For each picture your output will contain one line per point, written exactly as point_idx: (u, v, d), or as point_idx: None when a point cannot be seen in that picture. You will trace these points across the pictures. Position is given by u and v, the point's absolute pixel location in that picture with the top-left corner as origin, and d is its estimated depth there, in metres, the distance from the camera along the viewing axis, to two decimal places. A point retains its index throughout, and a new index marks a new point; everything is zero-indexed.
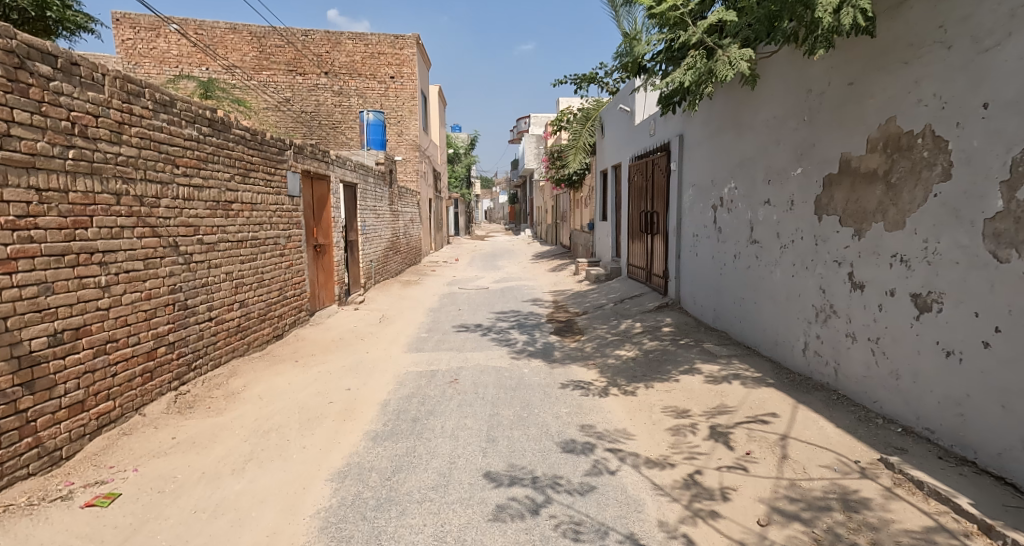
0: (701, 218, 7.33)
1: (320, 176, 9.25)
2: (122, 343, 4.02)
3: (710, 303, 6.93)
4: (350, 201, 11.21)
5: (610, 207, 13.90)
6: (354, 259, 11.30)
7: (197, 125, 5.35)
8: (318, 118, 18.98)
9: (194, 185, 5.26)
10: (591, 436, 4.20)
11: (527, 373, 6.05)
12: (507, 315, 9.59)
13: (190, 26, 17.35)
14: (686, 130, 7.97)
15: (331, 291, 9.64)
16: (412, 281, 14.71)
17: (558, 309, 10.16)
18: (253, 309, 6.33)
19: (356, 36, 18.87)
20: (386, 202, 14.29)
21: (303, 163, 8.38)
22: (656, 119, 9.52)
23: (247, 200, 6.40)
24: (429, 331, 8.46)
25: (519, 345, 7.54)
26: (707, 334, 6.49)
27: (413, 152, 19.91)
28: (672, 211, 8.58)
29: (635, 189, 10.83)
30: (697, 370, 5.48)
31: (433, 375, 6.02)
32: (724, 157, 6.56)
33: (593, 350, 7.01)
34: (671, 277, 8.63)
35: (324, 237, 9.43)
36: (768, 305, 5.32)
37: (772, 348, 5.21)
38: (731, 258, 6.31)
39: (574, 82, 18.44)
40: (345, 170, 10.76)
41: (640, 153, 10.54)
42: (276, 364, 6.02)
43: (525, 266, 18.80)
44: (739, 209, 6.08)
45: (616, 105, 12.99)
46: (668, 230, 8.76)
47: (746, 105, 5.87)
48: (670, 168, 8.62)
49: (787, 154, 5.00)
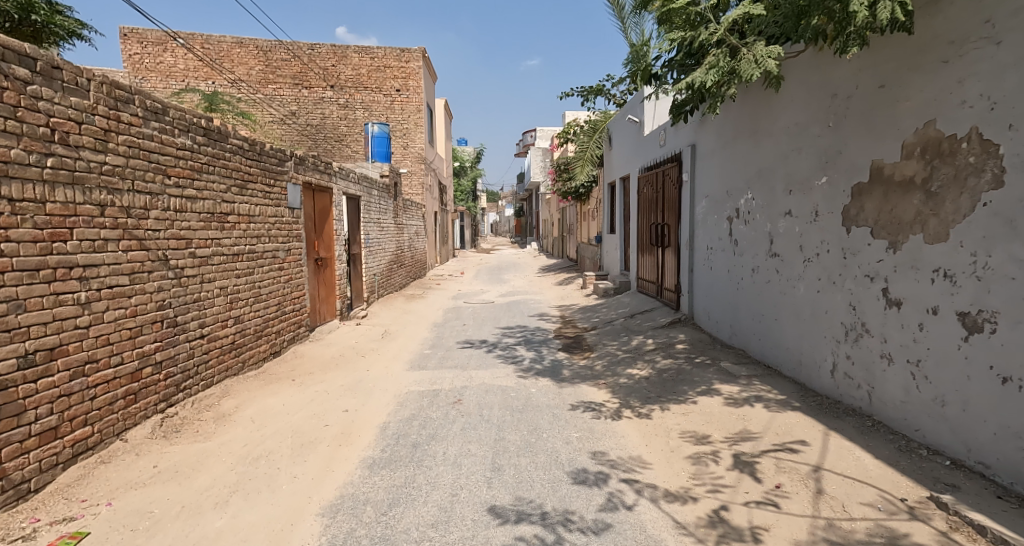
0: (716, 230, 7.04)
1: (322, 188, 9.06)
2: (103, 365, 3.76)
3: (726, 319, 6.63)
4: (353, 214, 11.00)
5: (618, 219, 13.65)
6: (357, 272, 11.05)
7: (191, 134, 5.13)
8: (324, 131, 18.88)
9: (187, 197, 5.03)
10: (604, 466, 3.89)
11: (535, 394, 5.75)
12: (514, 331, 9.30)
13: (196, 40, 17.34)
14: (699, 140, 7.72)
15: (332, 305, 9.38)
16: (416, 295, 14.44)
17: (565, 324, 9.86)
18: (249, 325, 6.08)
19: (362, 49, 18.82)
20: (390, 215, 14.08)
21: (305, 174, 8.19)
22: (666, 129, 9.29)
23: (243, 211, 6.17)
24: (433, 347, 8.17)
25: (526, 362, 7.24)
26: (723, 353, 6.18)
27: (419, 165, 19.75)
28: (684, 223, 8.31)
29: (644, 201, 10.57)
30: (715, 391, 5.16)
31: (435, 396, 5.72)
32: (740, 167, 6.29)
33: (603, 369, 6.69)
34: (683, 291, 8.34)
35: (325, 250, 9.20)
36: (791, 322, 5.01)
37: (796, 368, 4.90)
38: (749, 272, 6.02)
39: (581, 94, 18.30)
40: (348, 183, 10.56)
41: (650, 165, 10.29)
42: (271, 383, 5.75)
43: (532, 279, 18.52)
44: (758, 221, 5.80)
45: (624, 115, 12.78)
46: (680, 243, 8.49)
47: (763, 111, 5.61)
48: (682, 179, 8.36)
49: (810, 162, 4.72)
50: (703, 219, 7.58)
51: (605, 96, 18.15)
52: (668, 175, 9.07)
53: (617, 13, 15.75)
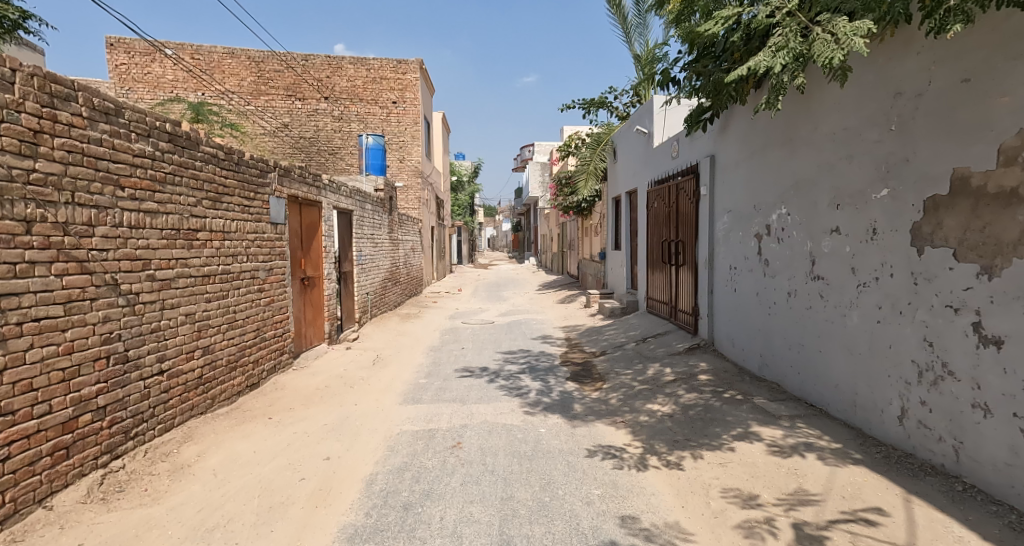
0: (743, 249, 6.42)
1: (309, 203, 8.39)
2: (21, 418, 3.15)
3: (756, 348, 5.98)
4: (344, 230, 10.33)
5: (624, 235, 13.04)
6: (348, 292, 10.37)
7: (152, 139, 4.46)
8: (317, 144, 18.29)
9: (146, 211, 4.36)
10: (637, 538, 3.22)
11: (544, 435, 5.05)
12: (517, 357, 8.59)
13: (186, 50, 16.79)
14: (719, 150, 7.13)
15: (319, 328, 8.67)
16: (412, 314, 13.71)
17: (572, 349, 9.16)
18: (221, 356, 5.39)
19: (358, 60, 18.32)
20: (384, 230, 13.41)
21: (291, 188, 7.54)
22: (680, 139, 8.73)
23: (216, 228, 5.50)
24: (429, 376, 7.46)
25: (531, 395, 6.53)
26: (756, 387, 5.52)
27: (415, 179, 19.16)
28: (702, 241, 7.69)
29: (654, 216, 9.96)
30: (754, 436, 4.49)
31: (432, 438, 5.02)
32: (770, 178, 5.69)
33: (619, 403, 6.00)
34: (701, 315, 7.69)
35: (313, 268, 8.53)
36: (842, 356, 4.36)
37: (851, 410, 4.24)
38: (784, 297, 5.38)
39: (583, 106, 17.79)
40: (340, 197, 9.92)
41: (660, 178, 9.71)
42: (244, 423, 5.06)
43: (532, 297, 17.83)
44: (795, 239, 5.18)
45: (630, 127, 12.23)
46: (697, 261, 7.86)
47: (801, 115, 5.01)
48: (698, 192, 7.76)
49: (865, 172, 4.11)
50: (725, 236, 6.97)
51: (607, 109, 17.64)
52: (682, 189, 8.46)
53: (620, 23, 15.30)
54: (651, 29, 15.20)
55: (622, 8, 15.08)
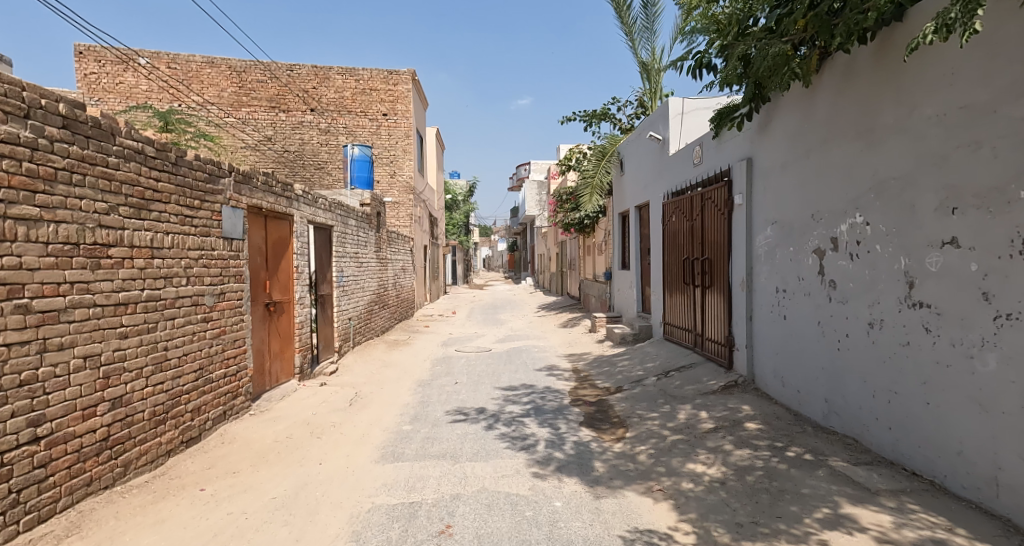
0: (794, 267, 5.31)
1: (278, 216, 7.24)
2: None
3: (819, 390, 4.85)
4: (321, 247, 9.16)
5: (632, 254, 11.94)
6: (325, 318, 9.16)
7: (28, 121, 3.35)
8: (302, 158, 17.17)
9: (19, 217, 3.30)
10: None
11: (561, 513, 3.84)
12: (518, 395, 7.38)
13: (162, 59, 15.74)
14: (759, 152, 6.07)
15: (288, 362, 7.44)
16: (400, 341, 12.47)
17: (582, 385, 7.96)
18: (140, 408, 4.15)
19: (346, 71, 17.38)
20: (370, 249, 12.23)
21: (253, 197, 6.39)
22: (704, 143, 7.67)
23: (142, 242, 4.33)
24: (414, 421, 6.23)
25: (540, 448, 5.31)
26: (829, 445, 4.35)
27: (407, 195, 18.08)
28: (735, 258, 6.59)
29: (672, 233, 8.88)
30: (851, 522, 3.29)
31: (413, 517, 3.81)
32: (833, 181, 4.64)
33: (651, 461, 4.80)
34: (736, 345, 6.56)
35: (281, 293, 7.33)
36: (971, 413, 3.24)
37: (991, 490, 3.12)
38: (862, 327, 4.26)
39: (583, 119, 16.84)
40: (317, 210, 8.78)
41: (681, 188, 8.62)
42: (163, 500, 3.84)
43: (532, 320, 16.62)
44: (877, 255, 4.08)
45: (640, 136, 11.18)
46: (729, 282, 6.75)
47: (883, 98, 3.98)
48: (730, 202, 6.66)
49: (1010, 162, 3.04)
50: (768, 253, 5.87)
51: (609, 121, 16.73)
52: (708, 199, 7.39)
53: (624, 29, 14.46)
54: (657, 35, 14.37)
55: (627, 12, 14.21)
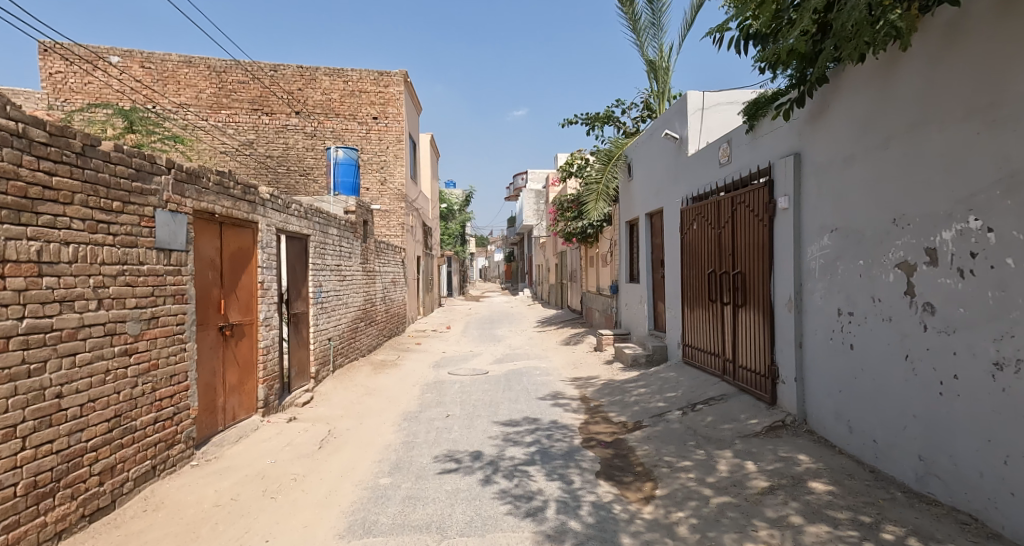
0: (865, 286, 4.27)
1: (236, 224, 6.15)
2: None
3: (908, 444, 3.79)
4: (295, 259, 8.10)
5: (642, 266, 10.92)
6: (299, 340, 8.09)
7: None
8: (287, 164, 16.13)
9: None
10: None
11: None
12: (520, 433, 6.30)
13: (136, 58, 14.87)
14: (809, 145, 5.04)
15: (249, 395, 6.33)
16: (388, 362, 11.37)
17: (594, 419, 6.88)
18: (9, 483, 3.13)
19: (334, 71, 16.40)
20: (355, 260, 11.17)
21: (202, 200, 5.31)
22: (734, 139, 6.64)
23: (18, 255, 3.31)
24: (394, 473, 5.15)
25: (550, 513, 4.23)
26: (937, 524, 3.28)
27: (398, 203, 17.04)
28: (778, 273, 5.54)
29: (695, 243, 7.84)
30: None
31: None
32: (926, 175, 3.62)
33: (695, 537, 3.71)
34: (781, 378, 5.48)
35: (242, 314, 6.24)
36: None
37: None
38: (983, 368, 3.22)
39: (585, 123, 15.87)
40: (290, 218, 7.73)
41: (705, 192, 7.58)
42: None
43: (532, 336, 15.55)
44: (1007, 271, 3.06)
45: (652, 136, 10.17)
46: (770, 301, 5.70)
47: (1014, 61, 3.00)
48: (771, 206, 5.62)
49: None
50: (825, 267, 4.82)
51: (614, 124, 15.75)
52: (741, 204, 6.35)
53: (630, 25, 13.50)
54: (665, 32, 13.43)
55: (633, 6, 13.28)
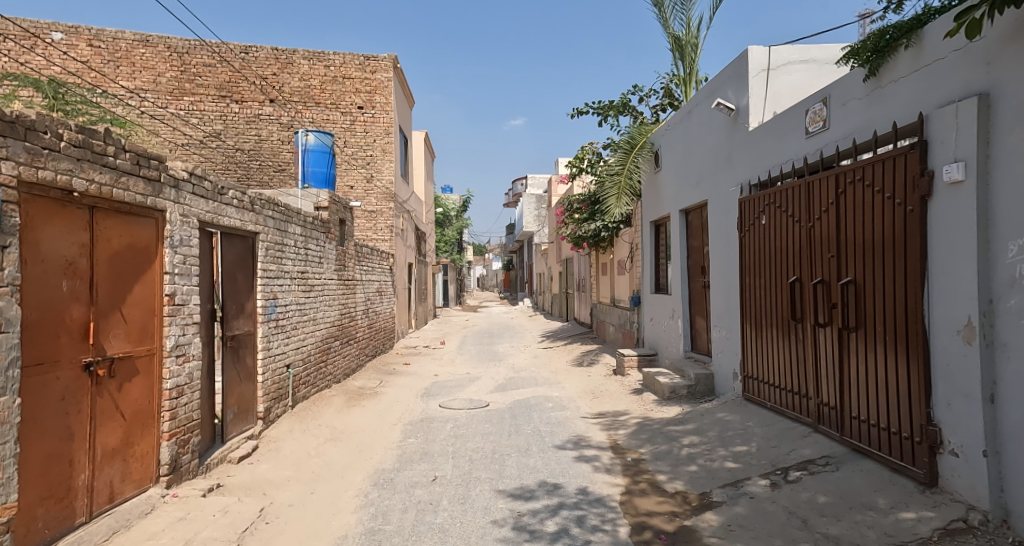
0: None
1: (122, 213, 4.18)
2: None
3: None
4: (237, 265, 6.16)
5: (675, 274, 9.00)
6: (240, 372, 6.14)
7: None
8: (259, 158, 14.21)
9: None
10: None
11: None
12: (538, 516, 4.33)
13: (82, 35, 13.10)
14: (1010, 73, 3.13)
15: (144, 461, 4.35)
16: (367, 390, 9.39)
17: (639, 487, 4.90)
18: None
19: (313, 54, 14.53)
20: (328, 266, 9.22)
21: (43, 163, 3.39)
22: (837, 92, 4.71)
23: None
24: None
25: None
26: None
27: (386, 203, 15.02)
28: (938, 284, 3.60)
29: (766, 242, 5.90)
30: None
31: None
32: None
33: None
34: (945, 445, 3.54)
35: (134, 340, 4.28)
36: None
37: None
38: None
39: (598, 112, 13.97)
40: (227, 210, 5.80)
41: (783, 174, 5.65)
42: None
43: (539, 354, 13.56)
44: None
45: (692, 113, 8.25)
46: (917, 324, 3.77)
47: None
48: (923, 180, 3.68)
49: None
50: None
51: (630, 114, 13.84)
52: (854, 182, 4.42)
53: None
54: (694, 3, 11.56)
55: None
